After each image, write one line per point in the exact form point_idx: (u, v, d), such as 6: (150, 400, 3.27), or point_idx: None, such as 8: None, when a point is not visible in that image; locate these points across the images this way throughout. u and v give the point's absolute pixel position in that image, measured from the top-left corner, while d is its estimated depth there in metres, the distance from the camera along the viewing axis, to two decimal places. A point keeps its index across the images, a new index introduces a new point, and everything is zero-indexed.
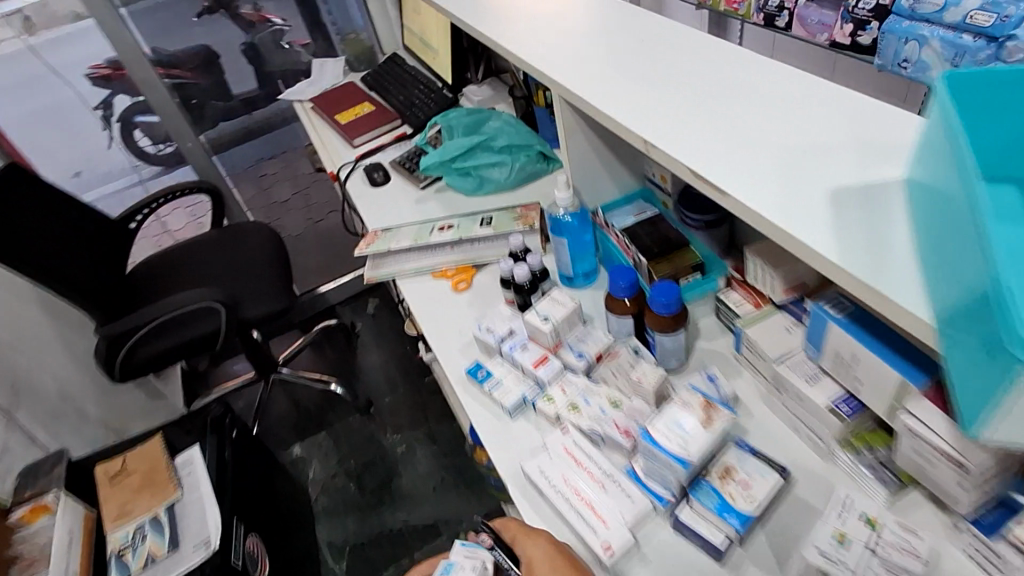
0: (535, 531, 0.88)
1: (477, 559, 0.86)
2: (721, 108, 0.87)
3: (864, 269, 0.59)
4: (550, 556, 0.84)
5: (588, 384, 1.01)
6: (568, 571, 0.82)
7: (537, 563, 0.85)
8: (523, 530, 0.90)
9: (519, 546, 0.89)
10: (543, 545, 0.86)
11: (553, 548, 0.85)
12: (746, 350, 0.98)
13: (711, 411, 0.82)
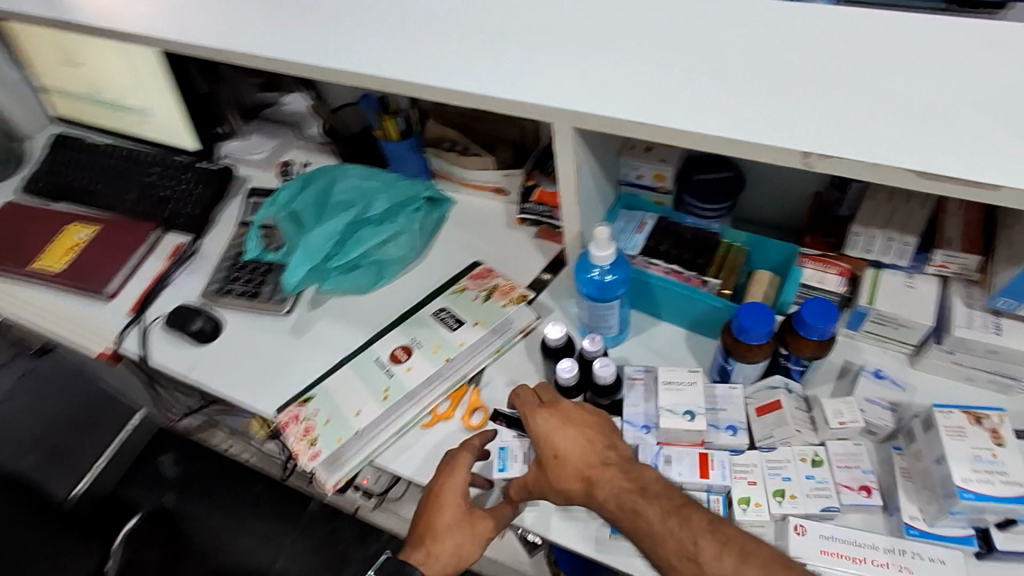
0: (569, 417, 0.80)
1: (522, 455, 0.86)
2: (827, 74, 0.69)
3: None
4: (572, 432, 0.79)
5: (771, 457, 0.79)
6: (599, 441, 0.77)
7: (557, 438, 0.78)
8: (537, 407, 0.81)
9: (528, 420, 0.81)
10: (573, 421, 0.79)
11: (573, 412, 0.80)
12: (874, 325, 0.87)
13: (990, 424, 0.69)
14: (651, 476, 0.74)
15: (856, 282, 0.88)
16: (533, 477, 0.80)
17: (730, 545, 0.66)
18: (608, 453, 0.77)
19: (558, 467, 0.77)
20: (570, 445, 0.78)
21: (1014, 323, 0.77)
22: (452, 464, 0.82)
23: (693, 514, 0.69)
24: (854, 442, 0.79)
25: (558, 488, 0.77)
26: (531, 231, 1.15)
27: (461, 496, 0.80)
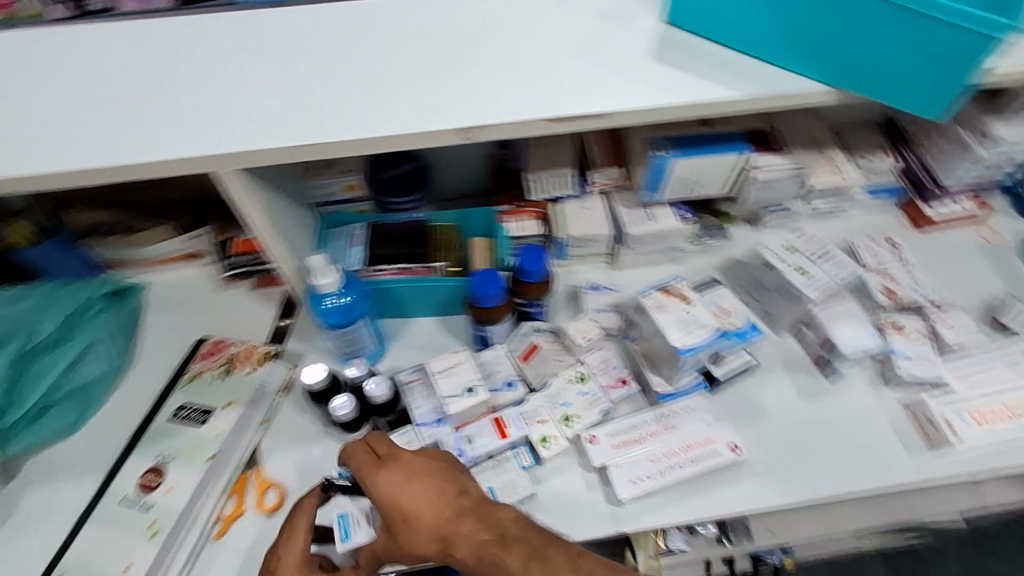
0: (416, 466, 0.73)
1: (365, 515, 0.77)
2: (448, 48, 0.73)
3: (765, 89, 0.70)
4: (416, 485, 0.71)
5: (547, 392, 0.89)
6: (449, 492, 0.69)
7: (410, 492, 0.70)
8: (374, 466, 0.73)
9: (367, 484, 0.72)
10: (418, 473, 0.72)
11: (414, 460, 0.73)
12: (576, 249, 1.01)
13: (678, 291, 0.86)
14: (505, 514, 0.68)
15: (546, 219, 1.01)
16: (386, 545, 0.72)
17: (556, 570, 0.62)
18: (460, 502, 0.69)
19: (408, 531, 0.69)
20: (418, 500, 0.70)
21: (662, 210, 0.98)
22: (289, 527, 0.76)
23: (527, 546, 0.64)
24: (600, 349, 0.92)
25: (412, 550, 0.69)
26: (246, 284, 1.05)
27: (301, 567, 0.73)
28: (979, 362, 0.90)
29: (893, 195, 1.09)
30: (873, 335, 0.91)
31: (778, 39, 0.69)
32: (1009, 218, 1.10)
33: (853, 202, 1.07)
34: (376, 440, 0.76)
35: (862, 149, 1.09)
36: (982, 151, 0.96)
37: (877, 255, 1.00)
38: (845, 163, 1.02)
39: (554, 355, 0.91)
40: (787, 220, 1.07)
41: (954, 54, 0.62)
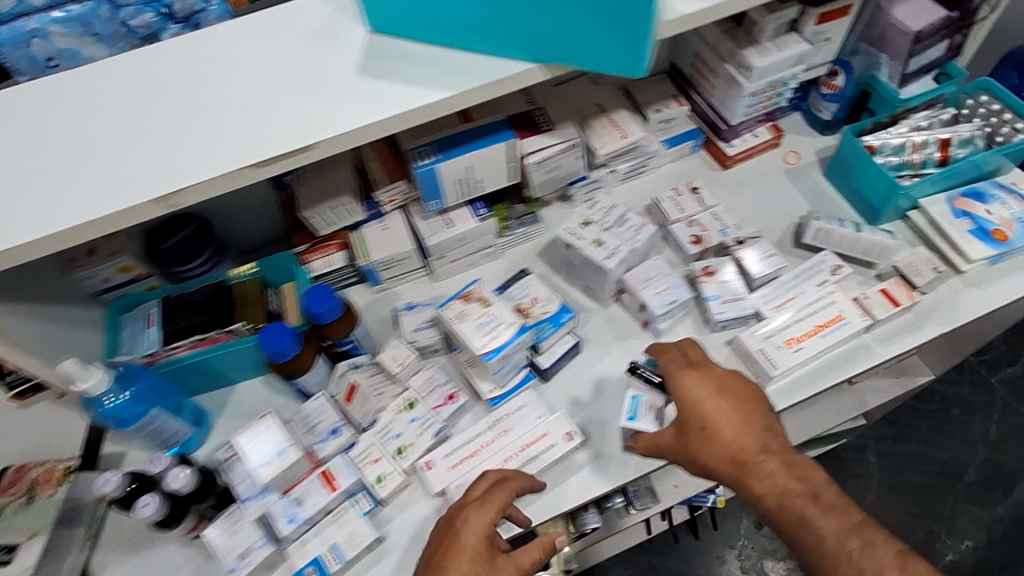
0: (709, 374, 0.80)
1: (654, 411, 0.83)
2: (170, 96, 0.68)
3: (476, 79, 0.67)
4: (722, 405, 0.78)
5: (377, 428, 0.84)
6: (758, 421, 0.77)
7: (722, 393, 0.78)
8: (684, 367, 0.81)
9: (672, 384, 0.80)
10: (725, 386, 0.79)
11: (731, 378, 0.80)
12: (386, 272, 0.97)
13: (476, 294, 0.83)
14: (815, 474, 0.75)
15: (346, 248, 0.97)
16: (671, 441, 0.79)
17: (846, 513, 0.72)
18: (767, 438, 0.77)
19: (707, 441, 0.76)
20: (722, 417, 0.77)
21: (459, 213, 0.94)
22: (479, 498, 0.73)
23: (832, 497, 0.73)
24: (422, 370, 0.87)
25: (704, 462, 0.77)
26: (49, 393, 0.97)
27: (481, 539, 0.70)
28: (791, 288, 0.91)
29: (693, 140, 1.10)
30: (680, 286, 0.89)
31: (475, 26, 0.67)
32: (805, 136, 1.13)
33: (654, 158, 1.07)
34: (667, 348, 0.84)
35: (652, 103, 1.09)
36: (754, 84, 0.96)
37: (681, 205, 1.00)
38: (632, 123, 1.01)
39: (372, 389, 0.85)
40: (596, 190, 1.06)
41: (631, 10, 0.60)
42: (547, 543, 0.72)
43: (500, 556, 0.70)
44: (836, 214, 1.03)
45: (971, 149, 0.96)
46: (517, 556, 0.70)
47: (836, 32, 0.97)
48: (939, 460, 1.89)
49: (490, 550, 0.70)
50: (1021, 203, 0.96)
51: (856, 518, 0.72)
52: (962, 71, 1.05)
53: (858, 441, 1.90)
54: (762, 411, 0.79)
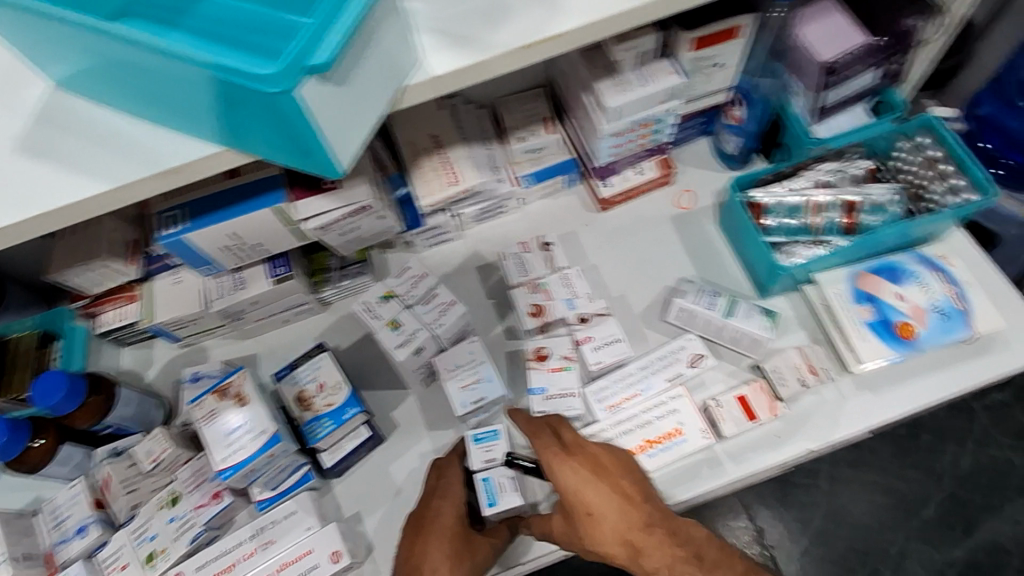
0: (584, 457, 0.65)
1: (515, 483, 0.68)
2: None
3: (145, 167, 0.52)
4: (609, 481, 0.63)
5: (133, 526, 0.75)
6: (638, 494, 0.63)
7: (597, 470, 0.64)
8: (557, 454, 0.65)
9: (547, 469, 0.64)
10: (595, 462, 0.64)
11: (604, 457, 0.65)
12: (181, 331, 0.85)
13: (234, 390, 0.71)
14: (695, 532, 0.62)
15: (135, 304, 0.84)
16: (563, 528, 0.64)
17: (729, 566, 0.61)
18: (648, 508, 0.62)
19: (592, 529, 0.62)
20: (606, 499, 0.62)
21: (253, 271, 0.81)
22: (444, 483, 0.70)
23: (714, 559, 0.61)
24: (193, 460, 0.77)
25: (594, 550, 0.62)
26: None
27: (457, 521, 0.68)
28: (634, 383, 0.76)
29: (565, 174, 0.91)
30: (492, 380, 0.75)
31: (149, 98, 0.51)
32: (708, 171, 0.92)
33: (512, 198, 0.90)
34: (537, 423, 0.68)
35: (520, 128, 0.89)
36: (618, 124, 0.76)
37: (526, 265, 0.83)
38: (475, 162, 0.83)
39: (125, 486, 0.76)
40: (438, 235, 0.90)
41: (273, 113, 0.44)
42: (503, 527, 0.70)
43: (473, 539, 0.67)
44: (720, 282, 0.85)
45: (884, 216, 0.77)
46: (490, 541, 0.68)
47: (729, 56, 0.75)
48: (900, 492, 1.42)
49: (465, 536, 0.67)
50: (945, 285, 0.76)
51: (739, 565, 0.61)
52: (904, 102, 0.82)
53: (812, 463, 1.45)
54: (635, 481, 0.64)
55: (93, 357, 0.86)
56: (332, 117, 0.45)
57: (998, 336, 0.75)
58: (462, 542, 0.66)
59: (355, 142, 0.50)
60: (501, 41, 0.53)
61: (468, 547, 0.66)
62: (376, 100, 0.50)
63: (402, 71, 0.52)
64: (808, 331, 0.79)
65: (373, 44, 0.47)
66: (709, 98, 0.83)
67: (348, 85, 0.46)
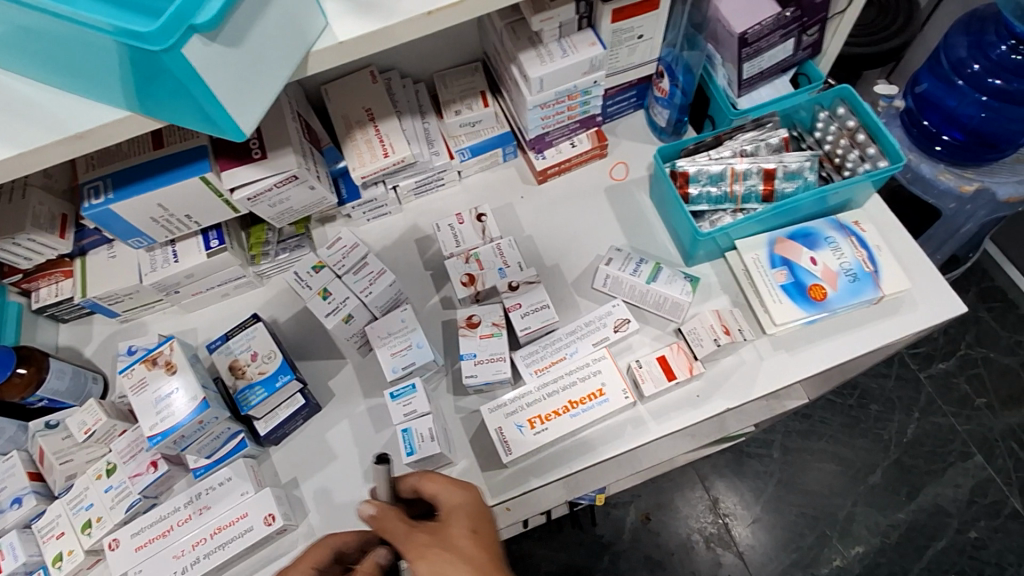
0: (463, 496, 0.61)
1: (432, 432, 0.70)
2: None
3: (51, 132, 0.53)
4: (448, 524, 0.57)
5: (69, 496, 0.77)
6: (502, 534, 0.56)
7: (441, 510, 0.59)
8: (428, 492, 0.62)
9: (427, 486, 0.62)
10: (446, 497, 0.60)
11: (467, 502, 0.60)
12: (117, 306, 0.86)
13: (163, 359, 0.72)
14: None
15: (71, 279, 0.85)
16: (424, 541, 0.55)
17: None
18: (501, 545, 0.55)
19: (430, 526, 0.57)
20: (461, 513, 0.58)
21: (186, 244, 0.81)
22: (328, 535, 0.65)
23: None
24: (128, 431, 0.78)
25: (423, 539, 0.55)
26: None
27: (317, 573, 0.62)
28: (560, 348, 0.79)
29: (501, 147, 0.93)
30: (422, 346, 0.76)
31: (52, 64, 0.51)
32: (641, 144, 0.94)
33: (449, 171, 0.91)
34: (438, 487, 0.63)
35: (455, 101, 0.90)
36: (543, 96, 0.77)
37: (460, 236, 0.85)
38: (408, 133, 0.84)
39: (59, 457, 0.76)
40: (375, 209, 0.91)
41: (169, 76, 0.43)
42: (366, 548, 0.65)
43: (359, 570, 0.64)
44: (650, 250, 0.87)
45: (800, 182, 0.79)
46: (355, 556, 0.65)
47: (649, 28, 0.77)
48: (847, 458, 1.46)
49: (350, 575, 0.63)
50: (857, 249, 0.79)
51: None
52: (823, 74, 0.85)
53: (762, 433, 1.49)
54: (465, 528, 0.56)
55: (27, 333, 0.85)
56: (227, 76, 0.45)
57: (904, 297, 0.79)
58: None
59: (257, 105, 0.49)
60: (406, 6, 0.55)
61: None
62: (278, 64, 0.50)
63: (306, 34, 0.52)
64: (730, 296, 0.83)
65: (269, 5, 0.47)
66: (636, 70, 0.85)
67: (243, 45, 0.46)
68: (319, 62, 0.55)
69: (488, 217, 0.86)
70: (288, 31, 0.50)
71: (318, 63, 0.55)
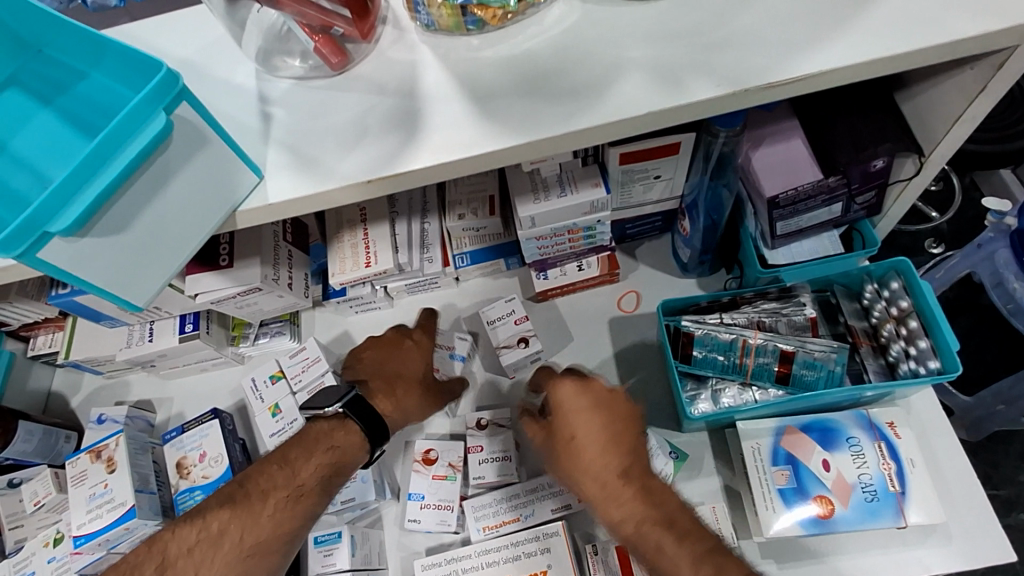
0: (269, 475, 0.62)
1: None
2: None
3: None
4: (575, 452, 0.58)
5: (17, 558, 0.77)
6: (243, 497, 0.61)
7: (555, 412, 0.60)
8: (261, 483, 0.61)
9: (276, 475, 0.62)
10: (580, 439, 0.58)
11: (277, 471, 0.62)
12: (100, 367, 0.86)
13: (106, 454, 0.71)
14: None
15: (63, 332, 0.84)
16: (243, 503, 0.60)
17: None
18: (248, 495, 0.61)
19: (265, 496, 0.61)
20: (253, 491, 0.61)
21: (163, 323, 0.80)
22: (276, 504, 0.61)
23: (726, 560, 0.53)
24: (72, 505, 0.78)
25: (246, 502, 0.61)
26: None
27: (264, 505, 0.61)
28: (515, 506, 0.71)
29: (503, 258, 0.85)
30: (366, 482, 0.72)
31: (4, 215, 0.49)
32: (660, 274, 0.84)
33: (444, 276, 0.85)
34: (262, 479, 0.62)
35: (461, 203, 0.80)
36: (538, 230, 0.70)
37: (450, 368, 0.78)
38: (401, 239, 0.78)
39: (10, 521, 0.78)
40: (362, 305, 0.86)
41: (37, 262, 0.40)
42: (394, 338, 0.74)
43: (389, 388, 0.70)
44: (646, 398, 0.78)
45: (822, 373, 0.67)
46: (415, 344, 0.73)
47: (668, 170, 0.68)
48: None
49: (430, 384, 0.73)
50: (883, 460, 0.66)
51: (706, 542, 0.54)
52: (878, 238, 0.71)
53: None
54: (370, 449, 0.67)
55: (17, 381, 0.87)
56: (109, 261, 0.42)
57: (938, 526, 0.65)
58: (355, 415, 0.66)
59: (157, 276, 0.45)
60: (347, 172, 0.49)
61: (326, 438, 0.65)
62: (186, 233, 0.46)
63: (230, 194, 0.47)
64: (723, 478, 0.72)
65: (170, 183, 0.42)
66: (655, 205, 0.76)
67: (132, 227, 0.42)
68: (248, 217, 0.50)
69: (524, 348, 0.78)
70: (200, 200, 0.45)
71: (249, 217, 0.50)
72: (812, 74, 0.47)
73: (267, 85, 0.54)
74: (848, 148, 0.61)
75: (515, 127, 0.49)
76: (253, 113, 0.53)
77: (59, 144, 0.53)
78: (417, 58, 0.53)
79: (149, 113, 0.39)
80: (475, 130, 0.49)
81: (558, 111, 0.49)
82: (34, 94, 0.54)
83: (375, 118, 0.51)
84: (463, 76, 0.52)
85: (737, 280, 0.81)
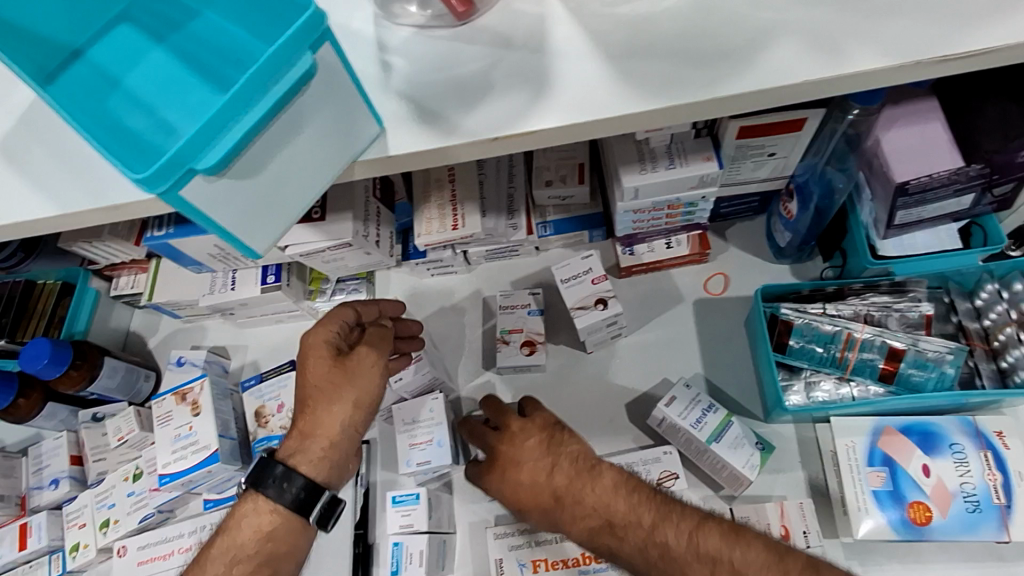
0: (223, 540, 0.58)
1: (422, 557, 0.66)
2: None
3: (93, 200, 0.51)
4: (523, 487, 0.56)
5: (98, 489, 0.80)
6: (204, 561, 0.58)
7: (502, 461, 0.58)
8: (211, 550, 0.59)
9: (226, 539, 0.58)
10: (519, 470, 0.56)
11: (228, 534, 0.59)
12: (179, 310, 0.87)
13: (191, 397, 0.72)
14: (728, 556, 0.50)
15: (146, 274, 0.85)
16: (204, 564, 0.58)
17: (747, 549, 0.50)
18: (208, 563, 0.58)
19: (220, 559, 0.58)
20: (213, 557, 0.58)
21: (246, 272, 0.80)
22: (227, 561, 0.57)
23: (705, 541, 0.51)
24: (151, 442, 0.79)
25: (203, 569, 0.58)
26: None
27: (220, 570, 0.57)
28: None
29: (587, 229, 0.82)
30: (442, 446, 0.71)
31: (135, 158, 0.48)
32: (752, 258, 0.80)
33: (525, 244, 0.83)
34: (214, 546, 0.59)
35: (550, 169, 0.77)
36: (638, 203, 0.67)
37: (527, 326, 0.77)
38: (488, 203, 0.76)
39: (94, 453, 0.81)
40: (439, 267, 0.84)
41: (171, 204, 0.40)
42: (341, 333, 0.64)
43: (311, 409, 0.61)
44: (729, 383, 0.75)
45: (933, 375, 0.64)
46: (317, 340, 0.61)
47: (785, 148, 0.64)
48: None
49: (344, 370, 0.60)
50: (989, 470, 0.63)
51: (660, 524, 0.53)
52: (1004, 236, 0.65)
53: None
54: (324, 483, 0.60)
55: (101, 318, 0.89)
56: (238, 206, 0.41)
57: None
58: (247, 481, 0.59)
59: (275, 225, 0.44)
60: (471, 127, 0.47)
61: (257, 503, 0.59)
62: (308, 184, 0.44)
63: (353, 143, 0.46)
64: (809, 473, 0.70)
65: (301, 130, 0.41)
66: (760, 185, 0.72)
67: (264, 174, 0.41)
68: (380, 165, 0.49)
69: (600, 309, 0.73)
70: (324, 149, 0.44)
71: (383, 166, 0.50)
72: (994, 49, 0.43)
73: (389, 32, 0.52)
74: (996, 136, 0.57)
75: (654, 90, 0.46)
76: (373, 60, 0.51)
77: (171, 81, 0.51)
78: (547, 11, 0.50)
79: (296, 53, 0.37)
80: (610, 92, 0.46)
81: (704, 75, 0.45)
82: (145, 32, 0.52)
83: (500, 73, 0.49)
84: (596, 32, 0.48)
85: (835, 270, 0.77)
